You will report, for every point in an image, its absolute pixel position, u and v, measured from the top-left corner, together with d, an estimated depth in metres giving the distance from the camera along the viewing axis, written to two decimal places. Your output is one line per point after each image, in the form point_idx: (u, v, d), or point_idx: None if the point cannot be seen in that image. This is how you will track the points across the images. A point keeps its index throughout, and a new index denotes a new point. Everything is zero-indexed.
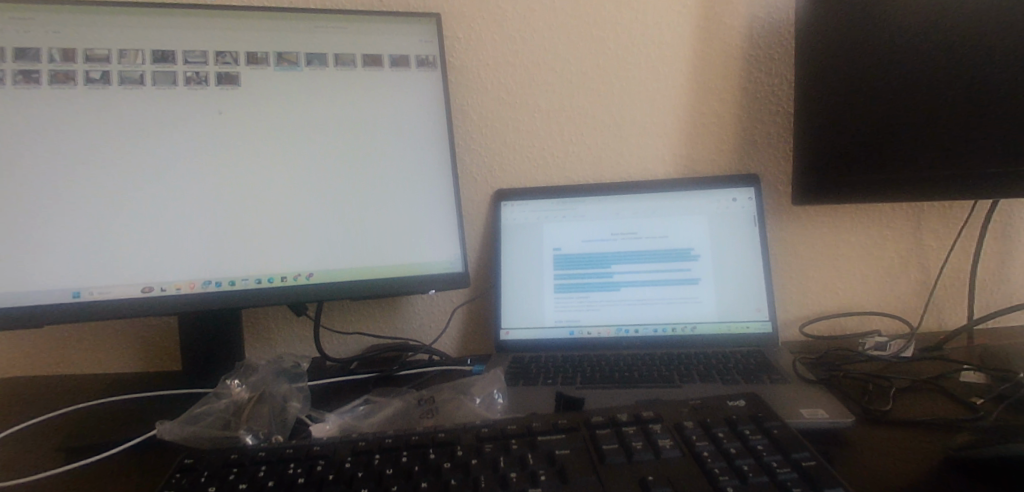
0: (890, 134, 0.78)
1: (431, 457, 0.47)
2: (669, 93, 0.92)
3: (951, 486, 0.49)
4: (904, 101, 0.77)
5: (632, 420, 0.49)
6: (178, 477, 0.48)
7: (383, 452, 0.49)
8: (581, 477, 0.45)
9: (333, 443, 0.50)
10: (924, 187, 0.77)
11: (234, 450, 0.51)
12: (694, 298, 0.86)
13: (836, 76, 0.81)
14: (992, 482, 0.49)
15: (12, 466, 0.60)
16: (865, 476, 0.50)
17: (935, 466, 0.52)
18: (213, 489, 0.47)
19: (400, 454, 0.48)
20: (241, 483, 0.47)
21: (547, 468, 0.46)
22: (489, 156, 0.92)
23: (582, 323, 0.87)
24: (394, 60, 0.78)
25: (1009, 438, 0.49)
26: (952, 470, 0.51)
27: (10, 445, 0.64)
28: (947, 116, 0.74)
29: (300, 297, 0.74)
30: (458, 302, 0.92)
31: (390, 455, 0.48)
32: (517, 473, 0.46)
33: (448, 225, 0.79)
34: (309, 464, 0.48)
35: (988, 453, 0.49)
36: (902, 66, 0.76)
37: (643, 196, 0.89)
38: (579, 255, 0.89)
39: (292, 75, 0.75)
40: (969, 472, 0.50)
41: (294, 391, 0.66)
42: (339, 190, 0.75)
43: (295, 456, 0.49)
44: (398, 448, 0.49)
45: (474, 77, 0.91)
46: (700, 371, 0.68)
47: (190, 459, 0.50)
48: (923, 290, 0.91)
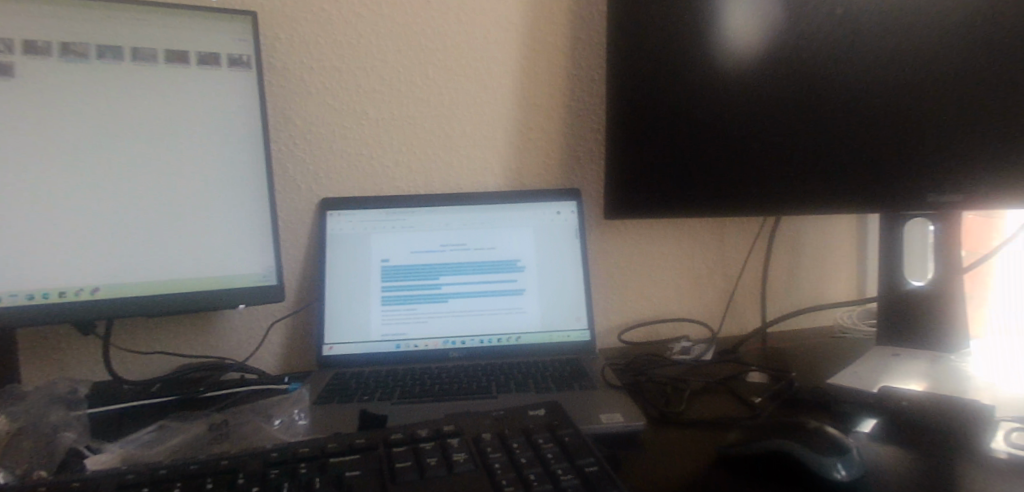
0: (694, 155, 0.83)
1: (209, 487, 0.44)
2: (497, 107, 0.93)
3: (725, 482, 0.52)
4: (706, 126, 0.82)
5: (431, 435, 0.48)
6: None
7: (154, 485, 0.44)
8: None
9: (97, 478, 0.45)
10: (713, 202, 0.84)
11: None
12: (518, 309, 0.88)
13: (643, 98, 0.83)
14: (749, 473, 0.54)
15: None
16: (640, 472, 0.54)
17: (705, 460, 0.55)
18: None
19: (174, 485, 0.44)
20: None
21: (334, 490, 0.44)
22: (312, 163, 0.89)
23: (409, 336, 0.85)
24: (203, 57, 0.72)
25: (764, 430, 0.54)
26: (718, 464, 0.55)
27: None
28: (745, 143, 0.81)
29: (82, 315, 0.67)
30: (279, 315, 0.87)
31: (163, 487, 0.44)
32: None
33: (260, 237, 0.74)
34: None
35: (745, 447, 0.54)
36: (706, 92, 0.82)
37: (470, 209, 0.90)
38: (406, 267, 0.87)
39: (82, 69, 0.68)
40: (730, 465, 0.54)
41: (68, 422, 0.59)
42: (134, 198, 0.69)
43: None
44: (173, 479, 0.45)
45: (297, 81, 0.87)
46: (518, 381, 0.69)
47: None
48: (726, 297, 0.99)
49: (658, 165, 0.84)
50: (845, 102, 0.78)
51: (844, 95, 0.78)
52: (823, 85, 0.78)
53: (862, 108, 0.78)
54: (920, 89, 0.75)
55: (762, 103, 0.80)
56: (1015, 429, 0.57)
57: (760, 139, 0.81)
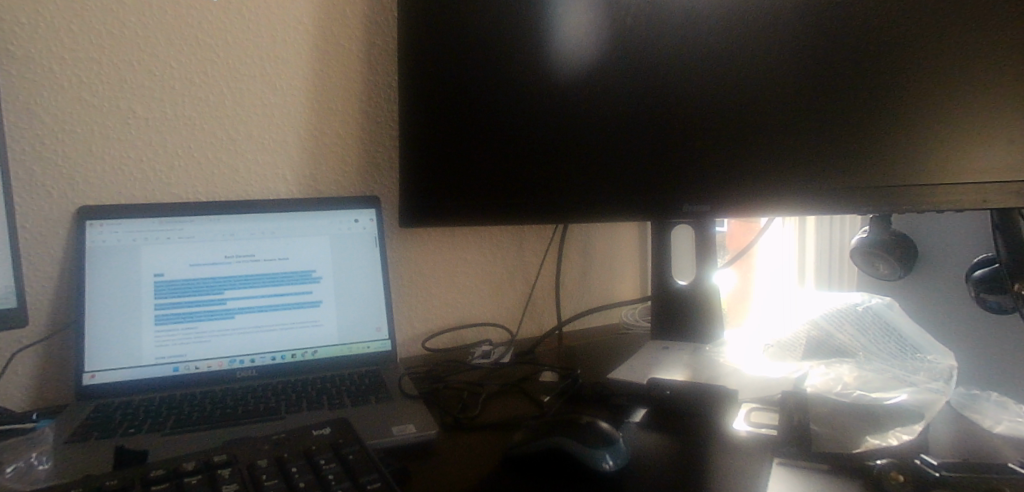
0: (492, 160, 0.84)
1: None
2: (287, 110, 0.88)
3: (508, 482, 0.53)
4: (502, 130, 0.83)
5: (198, 468, 0.44)
6: None
7: None
8: None
9: None
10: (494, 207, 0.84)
11: None
12: (313, 322, 0.84)
13: (431, 108, 0.85)
14: (535, 472, 0.55)
15: None
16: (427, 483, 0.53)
17: (493, 464, 0.56)
18: None
19: None
20: None
21: None
22: (68, 167, 0.78)
23: (188, 357, 0.78)
24: None
25: (549, 429, 0.55)
26: (506, 466, 0.56)
27: None
28: (542, 144, 0.81)
29: None
30: (27, 342, 0.76)
31: None
32: None
33: None
34: None
35: (530, 447, 0.55)
36: (503, 99, 0.83)
37: (259, 217, 0.84)
38: (186, 281, 0.79)
39: None
40: (517, 466, 0.55)
41: None
42: None
43: None
44: None
45: (46, 74, 0.77)
46: (310, 398, 0.66)
47: None
48: (524, 300, 1.02)
49: (451, 171, 0.85)
50: (639, 100, 0.76)
51: (634, 93, 0.76)
52: (621, 82, 0.77)
53: (654, 105, 0.76)
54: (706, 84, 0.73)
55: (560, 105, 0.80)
56: (754, 408, 0.64)
57: (557, 142, 0.81)
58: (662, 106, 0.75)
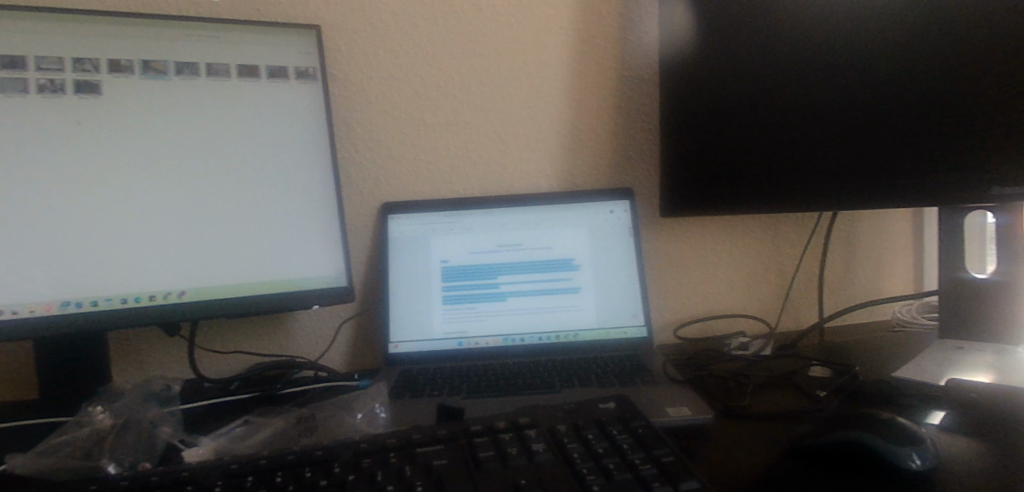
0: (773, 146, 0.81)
1: (307, 475, 0.47)
2: (549, 110, 0.95)
3: (793, 475, 0.54)
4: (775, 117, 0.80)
5: (509, 427, 0.51)
6: None
7: (257, 474, 0.48)
8: (456, 483, 0.46)
9: (203, 468, 0.49)
10: (759, 197, 0.83)
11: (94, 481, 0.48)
12: (575, 306, 0.89)
13: (706, 102, 0.85)
14: (823, 465, 0.54)
15: None
16: (712, 465, 0.55)
17: (776, 454, 0.57)
18: None
19: (274, 474, 0.47)
20: None
21: (424, 478, 0.47)
22: (374, 169, 0.92)
23: (470, 333, 0.88)
24: (271, 71, 0.76)
25: (835, 424, 0.55)
26: (791, 457, 0.56)
27: None
28: (804, 130, 0.78)
29: (171, 317, 0.71)
30: (344, 316, 0.91)
31: (264, 476, 0.47)
32: (394, 485, 0.46)
33: (327, 240, 0.78)
34: None
35: (818, 440, 0.54)
36: (758, 88, 0.81)
37: (525, 209, 0.91)
38: (466, 266, 0.89)
39: (161, 85, 0.72)
40: (803, 458, 0.55)
41: (165, 415, 0.64)
42: (208, 206, 0.73)
43: (162, 483, 0.48)
44: (272, 468, 0.48)
45: (358, 91, 0.90)
46: (581, 376, 0.71)
47: None
48: (781, 292, 0.99)
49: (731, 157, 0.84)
50: (915, 78, 0.71)
51: (909, 70, 0.71)
52: (895, 56, 0.72)
53: (942, 81, 0.70)
54: (1010, 56, 0.66)
55: (837, 84, 0.76)
56: None
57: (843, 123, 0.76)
58: (962, 80, 0.69)
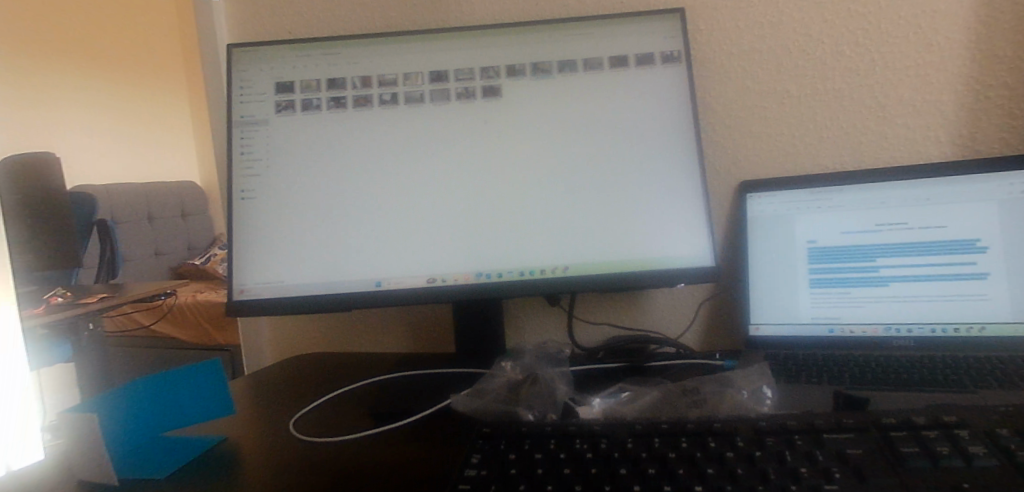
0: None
1: (712, 445, 0.51)
2: (944, 68, 0.82)
3: None
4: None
5: (931, 424, 0.52)
6: (481, 442, 0.54)
7: (662, 436, 0.52)
8: (880, 478, 0.48)
9: (611, 425, 0.54)
10: None
11: (523, 423, 0.55)
12: (980, 295, 0.76)
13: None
14: None
15: (336, 428, 0.72)
16: None
17: None
18: (515, 455, 0.52)
19: (680, 439, 0.52)
20: (537, 453, 0.52)
21: (842, 467, 0.49)
22: (732, 147, 0.87)
23: (844, 320, 0.80)
24: (639, 59, 0.79)
25: None
26: None
27: (332, 416, 0.76)
28: None
29: (559, 288, 0.77)
30: (702, 296, 0.88)
31: (670, 439, 0.52)
32: (808, 469, 0.48)
33: (697, 218, 0.78)
34: (593, 441, 0.52)
35: None
36: None
37: (915, 182, 0.79)
38: (839, 248, 0.80)
39: (548, 83, 0.79)
40: None
41: (559, 375, 0.70)
42: (588, 190, 0.78)
43: (579, 433, 0.53)
44: (677, 433, 0.52)
45: (717, 67, 0.86)
46: (987, 375, 0.66)
47: (488, 428, 0.55)
48: None
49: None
50: None
51: None
52: None
53: None
54: None
55: None
56: None
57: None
58: None
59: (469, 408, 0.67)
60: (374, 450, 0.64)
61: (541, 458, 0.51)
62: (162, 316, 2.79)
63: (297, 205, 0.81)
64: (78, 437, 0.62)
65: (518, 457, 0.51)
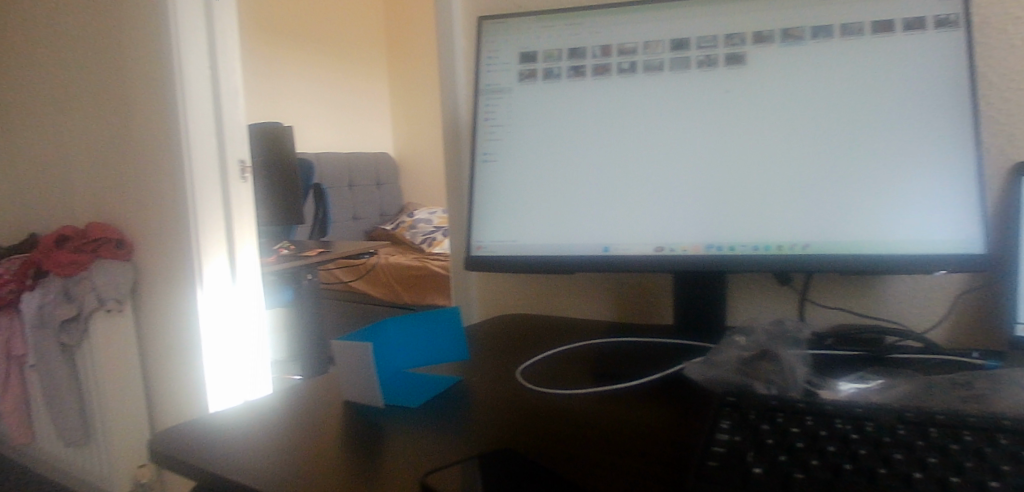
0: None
1: (1001, 441, 0.48)
2: None
3: None
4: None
5: None
6: (729, 409, 0.55)
7: (938, 427, 0.51)
8: None
9: (875, 409, 0.53)
10: None
11: (773, 398, 0.56)
12: None
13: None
14: None
15: (566, 381, 0.75)
16: None
17: None
18: (770, 425, 0.52)
19: (961, 432, 0.50)
20: (794, 427, 0.52)
21: None
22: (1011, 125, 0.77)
23: None
24: (907, 24, 0.72)
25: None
26: None
27: (561, 369, 0.80)
28: None
29: (794, 267, 0.74)
30: (955, 289, 0.80)
31: (947, 429, 0.50)
32: None
33: (961, 200, 0.71)
34: (857, 423, 0.52)
35: None
36: None
37: None
38: None
39: (798, 51, 0.75)
40: None
41: (798, 355, 0.68)
42: (841, 163, 0.74)
43: (839, 414, 0.53)
44: (956, 425, 0.51)
45: (999, 37, 0.77)
46: None
47: (735, 398, 0.56)
48: None
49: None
50: None
51: None
52: None
53: None
54: None
55: None
56: None
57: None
58: None
59: (704, 377, 0.68)
60: (603, 408, 0.66)
61: (797, 431, 0.51)
62: (371, 273, 3.04)
63: (534, 170, 0.85)
64: (351, 366, 0.71)
65: (774, 428, 0.52)
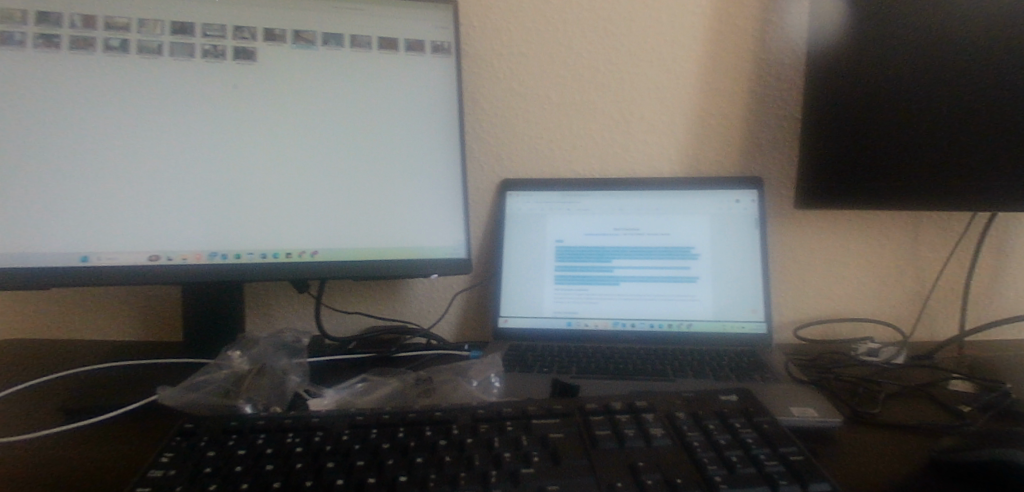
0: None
1: (426, 434, 0.48)
2: (678, 91, 0.89)
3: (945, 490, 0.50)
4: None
5: (625, 408, 0.49)
6: (179, 440, 0.49)
7: (379, 427, 0.49)
8: (573, 460, 0.45)
9: (331, 417, 0.51)
10: (922, 199, 0.75)
11: (233, 418, 0.51)
12: (689, 296, 0.84)
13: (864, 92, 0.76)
14: (977, 486, 0.50)
15: (13, 423, 0.63)
16: (848, 479, 0.51)
17: (912, 468, 0.52)
18: (212, 453, 0.48)
19: (397, 429, 0.49)
20: (240, 449, 0.48)
21: (541, 451, 0.46)
22: (496, 146, 0.89)
23: (580, 314, 0.85)
24: (409, 44, 0.76)
25: (992, 444, 0.50)
26: (931, 474, 0.52)
27: (13, 406, 0.67)
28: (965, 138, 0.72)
29: (300, 275, 0.74)
30: (457, 289, 0.90)
31: (387, 430, 0.49)
32: (509, 454, 0.46)
33: (449, 212, 0.78)
34: (306, 435, 0.49)
35: (969, 458, 0.50)
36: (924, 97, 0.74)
37: (645, 194, 0.87)
38: (581, 248, 0.86)
39: (307, 55, 0.74)
40: (952, 475, 0.51)
41: (293, 365, 0.68)
42: (346, 172, 0.75)
43: (293, 426, 0.50)
44: (394, 423, 0.49)
45: (486, 67, 0.87)
46: (695, 367, 0.70)
47: (190, 424, 0.51)
48: (917, 302, 0.91)
49: (933, 158, 0.74)
50: None
51: None
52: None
53: None
54: None
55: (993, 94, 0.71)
56: None
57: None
58: None
59: (178, 402, 0.63)
60: (46, 459, 0.57)
61: (239, 455, 0.47)
62: None
63: None
64: None
65: (215, 455, 0.47)
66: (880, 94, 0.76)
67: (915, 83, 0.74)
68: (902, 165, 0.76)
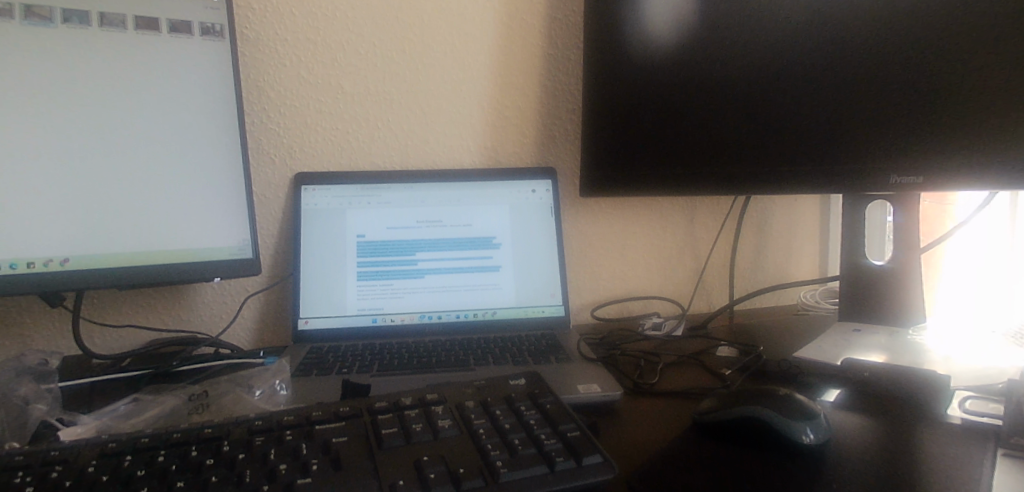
0: (796, 111, 0.75)
1: (191, 454, 0.44)
2: (473, 82, 0.89)
3: (709, 446, 0.54)
4: (815, 84, 0.73)
5: (415, 403, 0.49)
6: None
7: (135, 453, 0.44)
8: (354, 463, 0.44)
9: (77, 448, 0.45)
10: (690, 182, 0.82)
11: None
12: (492, 284, 0.85)
13: (635, 81, 0.82)
14: (732, 440, 0.55)
15: None
16: (625, 448, 0.54)
17: (683, 431, 0.57)
18: None
19: (157, 453, 0.44)
20: None
21: (320, 457, 0.44)
22: (287, 137, 0.83)
23: (385, 310, 0.82)
24: (173, 26, 0.69)
25: (740, 399, 0.55)
26: (697, 433, 0.56)
27: None
28: (729, 127, 0.79)
29: (50, 285, 0.66)
30: (251, 291, 0.84)
31: (145, 454, 0.44)
32: (286, 465, 0.43)
33: (229, 210, 0.73)
34: (42, 471, 0.43)
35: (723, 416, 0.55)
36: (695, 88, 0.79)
37: (446, 185, 0.86)
38: (384, 242, 0.83)
39: (42, 34, 0.65)
40: (711, 434, 0.56)
41: (40, 393, 0.61)
42: (101, 168, 0.67)
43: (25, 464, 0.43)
44: (155, 447, 0.45)
45: (270, 53, 0.82)
46: (496, 354, 0.71)
47: None
48: (695, 278, 0.99)
49: (701, 144, 0.80)
50: (803, 119, 0.74)
51: (799, 112, 0.74)
52: (785, 92, 0.75)
53: (806, 123, 0.74)
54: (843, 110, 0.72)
55: (751, 91, 0.77)
56: (970, 397, 0.61)
57: (855, 78, 0.71)
58: (812, 128, 0.74)
59: None
60: None
61: None
62: None
63: None
64: None
65: None
66: (653, 85, 0.82)
67: (682, 76, 0.80)
68: (671, 149, 0.82)
